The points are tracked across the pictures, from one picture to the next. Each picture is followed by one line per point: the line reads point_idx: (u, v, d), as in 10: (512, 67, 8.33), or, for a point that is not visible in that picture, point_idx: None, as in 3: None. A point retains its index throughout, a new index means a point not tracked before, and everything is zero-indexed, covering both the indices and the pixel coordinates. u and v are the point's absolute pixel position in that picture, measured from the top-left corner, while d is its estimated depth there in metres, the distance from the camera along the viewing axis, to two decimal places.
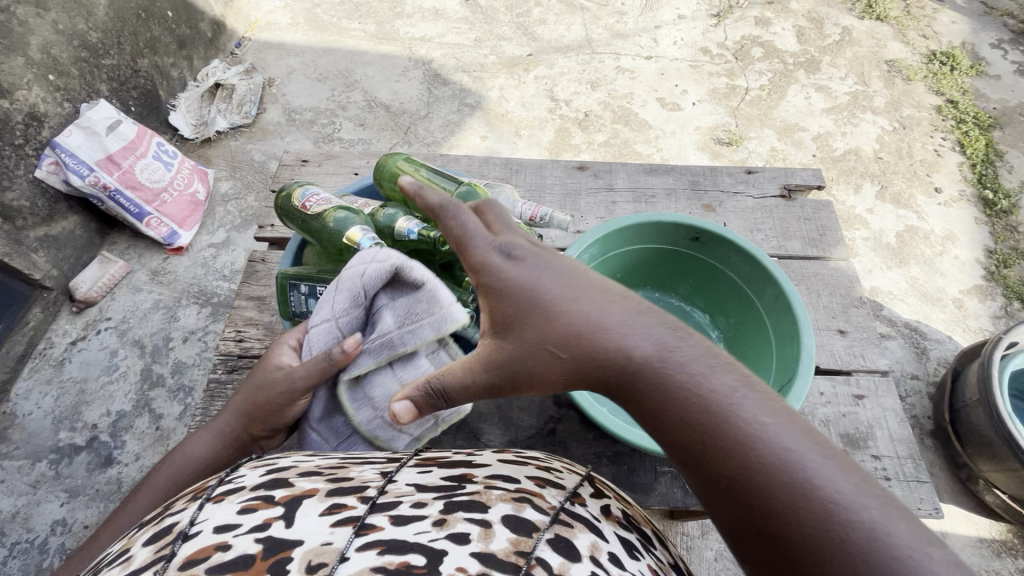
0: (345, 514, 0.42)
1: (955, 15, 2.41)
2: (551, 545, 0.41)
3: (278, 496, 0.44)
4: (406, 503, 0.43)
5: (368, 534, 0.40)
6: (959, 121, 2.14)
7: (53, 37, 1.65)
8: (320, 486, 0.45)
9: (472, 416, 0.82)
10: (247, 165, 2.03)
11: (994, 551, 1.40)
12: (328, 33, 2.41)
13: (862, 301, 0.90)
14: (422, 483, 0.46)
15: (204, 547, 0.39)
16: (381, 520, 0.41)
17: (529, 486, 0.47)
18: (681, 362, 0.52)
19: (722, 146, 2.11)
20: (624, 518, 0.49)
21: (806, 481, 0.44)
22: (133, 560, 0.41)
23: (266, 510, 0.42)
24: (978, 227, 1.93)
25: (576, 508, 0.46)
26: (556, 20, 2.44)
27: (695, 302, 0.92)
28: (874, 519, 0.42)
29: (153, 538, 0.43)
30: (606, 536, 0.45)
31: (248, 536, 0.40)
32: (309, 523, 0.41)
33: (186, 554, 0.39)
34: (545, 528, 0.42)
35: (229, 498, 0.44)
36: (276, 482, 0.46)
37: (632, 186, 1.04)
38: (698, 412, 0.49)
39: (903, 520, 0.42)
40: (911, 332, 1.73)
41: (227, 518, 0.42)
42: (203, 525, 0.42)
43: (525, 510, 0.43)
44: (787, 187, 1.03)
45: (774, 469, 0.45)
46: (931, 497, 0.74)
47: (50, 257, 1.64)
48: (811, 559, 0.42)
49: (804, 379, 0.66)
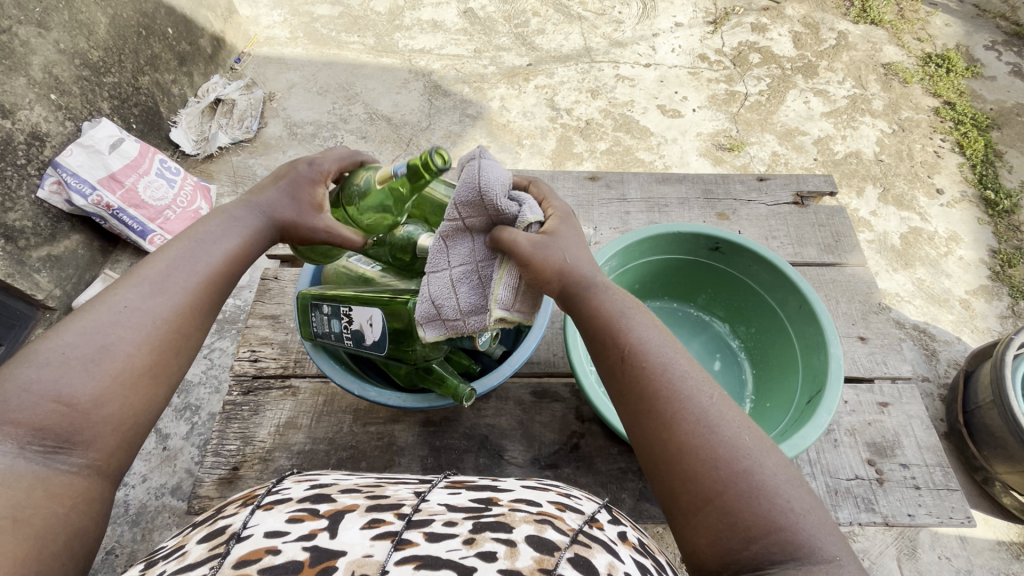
0: (383, 529, 0.41)
1: (949, 17, 2.43)
2: (572, 562, 0.40)
3: (322, 510, 0.43)
4: (438, 521, 0.42)
5: (405, 549, 0.39)
6: (958, 122, 2.15)
7: (55, 56, 1.65)
8: (360, 502, 0.45)
9: (494, 433, 0.81)
10: (250, 180, 2.02)
11: (1014, 554, 1.39)
12: (327, 47, 2.42)
13: (882, 307, 0.89)
14: (452, 503, 0.45)
15: (255, 550, 0.38)
16: (417, 536, 0.40)
17: (550, 509, 0.46)
18: (667, 347, 0.56)
19: (724, 152, 2.11)
20: (640, 544, 0.48)
21: (743, 459, 0.48)
22: (187, 556, 0.40)
23: (311, 521, 0.42)
24: (981, 227, 1.94)
25: (592, 531, 0.45)
26: (555, 30, 2.45)
27: (715, 311, 0.92)
28: (792, 504, 0.46)
29: (207, 538, 0.42)
30: (621, 557, 0.44)
31: (296, 544, 0.39)
32: (350, 536, 0.40)
33: (240, 554, 0.38)
34: (565, 547, 0.41)
35: (277, 506, 0.44)
36: (321, 495, 0.46)
37: (645, 196, 1.04)
38: (665, 381, 0.53)
39: (816, 513, 0.46)
40: (919, 334, 1.73)
41: (277, 525, 0.41)
42: (255, 529, 0.41)
43: (547, 530, 0.42)
44: (800, 193, 1.03)
45: (719, 441, 0.49)
46: (963, 506, 0.73)
47: (52, 277, 1.63)
48: (734, 521, 0.46)
49: (834, 389, 0.66)
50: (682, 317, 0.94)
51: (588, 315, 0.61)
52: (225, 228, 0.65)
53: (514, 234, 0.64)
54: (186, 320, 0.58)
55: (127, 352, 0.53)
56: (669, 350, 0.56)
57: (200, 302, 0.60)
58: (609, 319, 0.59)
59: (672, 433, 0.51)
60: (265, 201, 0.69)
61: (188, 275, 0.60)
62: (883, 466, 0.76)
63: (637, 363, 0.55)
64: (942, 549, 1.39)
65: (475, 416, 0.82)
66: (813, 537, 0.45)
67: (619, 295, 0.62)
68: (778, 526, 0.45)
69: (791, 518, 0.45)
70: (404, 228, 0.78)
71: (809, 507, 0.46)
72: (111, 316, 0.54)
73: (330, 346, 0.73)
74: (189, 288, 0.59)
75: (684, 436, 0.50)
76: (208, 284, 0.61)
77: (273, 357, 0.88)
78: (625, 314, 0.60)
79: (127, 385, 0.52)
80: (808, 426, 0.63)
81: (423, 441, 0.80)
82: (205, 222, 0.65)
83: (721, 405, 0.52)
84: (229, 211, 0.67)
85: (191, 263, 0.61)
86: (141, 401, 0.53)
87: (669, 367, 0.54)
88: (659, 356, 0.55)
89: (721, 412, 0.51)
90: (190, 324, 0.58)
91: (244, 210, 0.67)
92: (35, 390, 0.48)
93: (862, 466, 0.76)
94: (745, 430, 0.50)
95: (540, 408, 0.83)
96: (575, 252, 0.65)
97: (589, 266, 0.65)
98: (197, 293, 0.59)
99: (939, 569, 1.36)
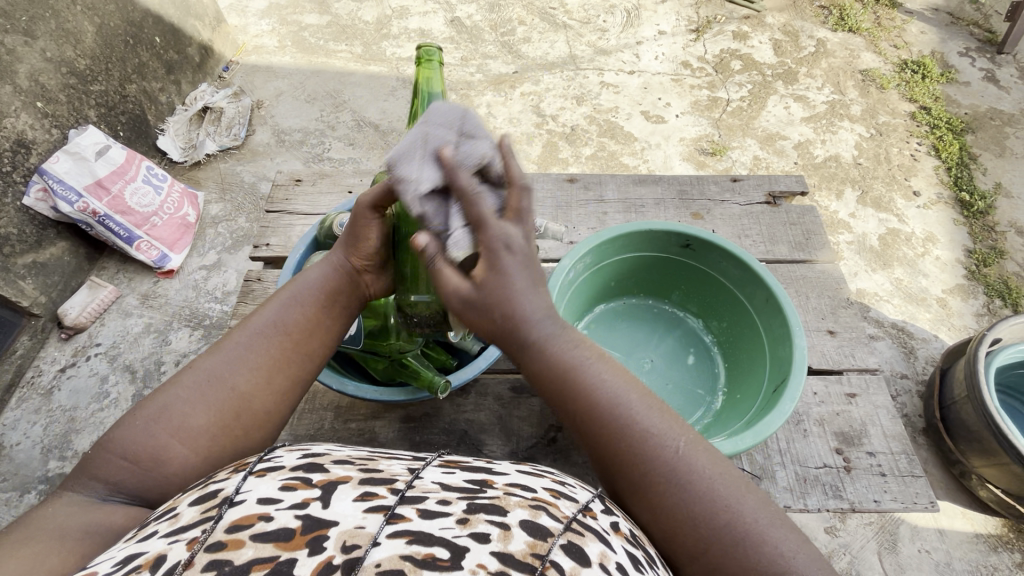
0: (376, 502, 0.42)
1: (924, 25, 2.50)
2: (564, 549, 0.41)
3: (315, 479, 0.44)
4: (432, 499, 0.43)
5: (397, 523, 0.40)
6: (934, 126, 2.20)
7: (42, 64, 1.66)
8: (353, 475, 0.45)
9: (473, 428, 0.82)
10: (237, 186, 2.03)
11: (992, 546, 1.42)
12: (316, 55, 2.44)
13: (850, 301, 0.92)
14: (446, 482, 0.45)
15: (247, 516, 0.39)
16: (410, 511, 0.41)
17: (545, 495, 0.46)
18: (631, 403, 0.55)
19: (707, 156, 2.15)
20: (631, 535, 0.49)
21: (724, 516, 0.51)
22: (180, 518, 0.42)
23: (304, 490, 0.42)
24: (957, 228, 1.99)
25: (587, 520, 0.46)
26: (540, 38, 2.49)
27: (688, 307, 0.95)
28: (779, 547, 0.49)
29: (199, 500, 0.43)
30: (614, 547, 0.45)
31: (289, 512, 0.40)
32: (343, 506, 0.41)
33: (232, 519, 0.39)
34: (559, 534, 0.42)
35: (270, 474, 0.44)
36: (314, 464, 0.46)
37: (622, 197, 1.06)
38: (629, 449, 0.54)
39: (801, 549, 0.49)
40: (898, 332, 1.76)
41: (270, 492, 0.42)
42: (247, 495, 0.41)
43: (541, 516, 0.43)
44: (772, 193, 1.06)
45: (696, 504, 0.51)
46: (927, 491, 0.76)
47: (38, 283, 1.63)
48: (723, 572, 0.50)
49: (797, 377, 0.68)
50: (657, 314, 0.97)
51: (539, 376, 0.57)
52: (299, 283, 0.67)
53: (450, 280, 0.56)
54: (246, 379, 0.60)
55: (191, 412, 0.57)
56: (624, 409, 0.55)
57: (269, 362, 0.62)
58: (562, 379, 0.56)
59: (650, 497, 0.54)
60: (339, 246, 0.69)
61: (260, 335, 0.63)
62: (851, 455, 0.78)
63: (603, 427, 0.55)
64: (922, 542, 1.41)
65: (454, 411, 0.84)
66: (808, 571, 0.48)
67: (569, 343, 0.57)
68: (767, 573, 0.48)
69: (780, 561, 0.48)
70: None
71: (794, 546, 0.49)
72: (192, 378, 0.59)
73: None
74: (252, 346, 0.62)
75: (667, 495, 0.52)
76: (276, 342, 0.63)
77: None
78: (576, 373, 0.56)
79: (187, 443, 0.56)
80: (774, 413, 0.66)
81: (404, 436, 0.81)
82: (291, 281, 0.68)
83: (694, 457, 0.53)
84: (309, 267, 0.70)
85: (257, 320, 0.64)
86: (199, 460, 0.56)
87: (639, 427, 0.55)
88: (620, 421, 0.55)
89: (693, 462, 0.53)
90: (249, 382, 0.60)
91: (319, 264, 0.69)
92: (130, 443, 0.55)
93: (830, 454, 0.78)
94: (719, 479, 0.52)
95: (519, 403, 0.85)
96: (522, 294, 0.56)
97: (537, 313, 0.56)
98: (263, 352, 0.62)
99: (919, 563, 1.38)
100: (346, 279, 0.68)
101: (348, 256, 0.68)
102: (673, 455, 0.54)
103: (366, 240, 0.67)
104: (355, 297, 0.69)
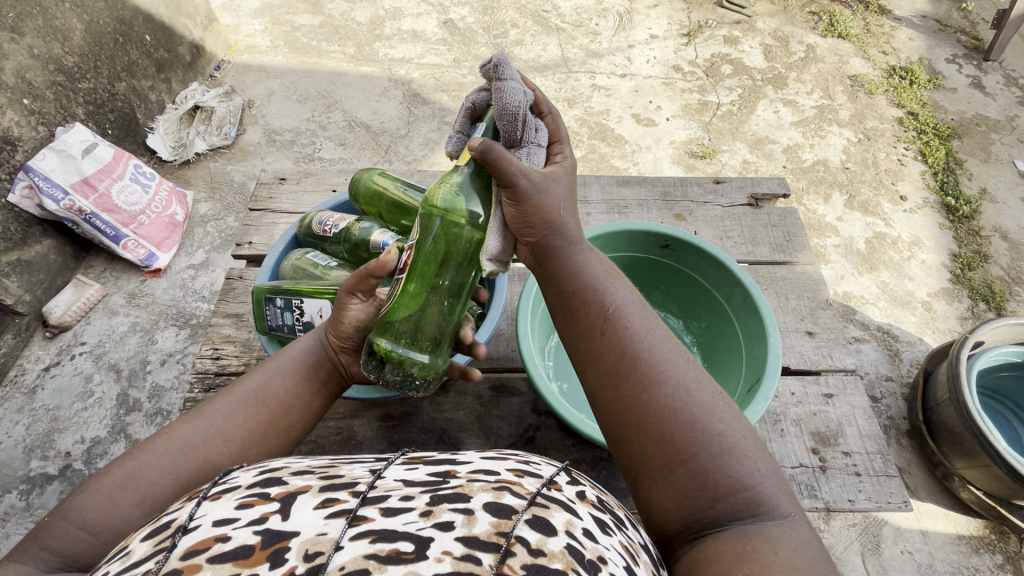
0: (337, 507, 0.41)
1: (912, 32, 2.53)
2: (529, 524, 0.40)
3: (273, 493, 0.43)
4: (395, 496, 0.42)
5: (359, 525, 0.39)
6: (921, 132, 2.22)
7: (28, 61, 1.65)
8: (313, 483, 0.44)
9: (453, 426, 0.85)
10: (227, 185, 2.02)
11: (973, 548, 1.43)
12: (307, 55, 2.44)
13: (829, 303, 0.94)
14: (409, 478, 0.45)
15: (203, 540, 0.38)
16: (372, 511, 0.40)
17: (509, 476, 0.46)
18: (645, 314, 0.59)
19: (697, 159, 2.16)
20: (599, 501, 0.48)
21: (714, 425, 0.50)
22: (131, 555, 0.40)
23: (262, 505, 0.41)
24: (943, 232, 2.00)
25: (552, 492, 0.45)
26: (533, 41, 2.50)
27: (668, 307, 0.96)
28: (760, 470, 0.48)
29: (151, 534, 0.42)
30: (580, 514, 0.44)
31: (247, 528, 0.39)
32: (303, 516, 0.40)
33: (186, 547, 0.38)
34: (523, 510, 0.41)
35: (225, 495, 0.43)
36: (271, 479, 0.45)
37: (606, 198, 1.07)
38: (638, 345, 0.56)
39: (777, 478, 0.49)
40: (883, 335, 1.77)
41: (225, 513, 0.41)
42: (202, 520, 0.41)
43: (504, 496, 0.42)
44: (754, 196, 1.07)
45: (688, 408, 0.51)
46: (901, 491, 0.78)
47: (22, 282, 1.62)
48: (707, 477, 0.48)
49: (772, 377, 0.70)
50: None
51: (566, 273, 0.63)
52: (284, 356, 0.69)
53: (517, 163, 0.62)
54: (220, 449, 0.60)
55: (159, 479, 0.56)
56: (642, 315, 0.59)
57: (244, 435, 0.63)
58: (585, 281, 0.62)
59: (645, 395, 0.53)
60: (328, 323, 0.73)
61: (243, 404, 0.64)
62: (826, 454, 0.81)
63: (614, 322, 0.58)
64: (905, 543, 1.42)
65: (434, 410, 0.86)
66: (777, 497, 0.47)
67: (598, 260, 0.65)
68: (744, 487, 0.47)
69: (756, 478, 0.48)
70: (359, 225, 0.83)
71: (764, 472, 0.48)
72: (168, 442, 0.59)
73: (284, 338, 0.80)
74: (230, 414, 0.63)
75: (661, 398, 0.52)
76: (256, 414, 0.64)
77: (236, 355, 0.95)
78: (606, 278, 0.62)
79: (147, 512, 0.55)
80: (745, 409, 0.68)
81: (382, 435, 0.83)
82: (276, 354, 0.70)
83: (693, 370, 0.54)
84: (300, 340, 0.72)
85: (238, 390, 0.65)
86: None
87: (647, 333, 0.57)
88: (639, 323, 0.58)
89: (687, 375, 0.54)
90: (224, 453, 0.60)
91: (305, 338, 0.71)
92: (86, 506, 0.54)
93: (807, 454, 0.80)
94: (716, 398, 0.53)
95: (498, 402, 0.87)
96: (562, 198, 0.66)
97: (572, 222, 0.67)
98: (242, 423, 0.63)
99: (901, 564, 1.39)
100: (330, 355, 0.71)
101: (329, 334, 0.70)
102: (678, 365, 0.54)
103: (345, 320, 0.68)
104: (337, 376, 0.72)
